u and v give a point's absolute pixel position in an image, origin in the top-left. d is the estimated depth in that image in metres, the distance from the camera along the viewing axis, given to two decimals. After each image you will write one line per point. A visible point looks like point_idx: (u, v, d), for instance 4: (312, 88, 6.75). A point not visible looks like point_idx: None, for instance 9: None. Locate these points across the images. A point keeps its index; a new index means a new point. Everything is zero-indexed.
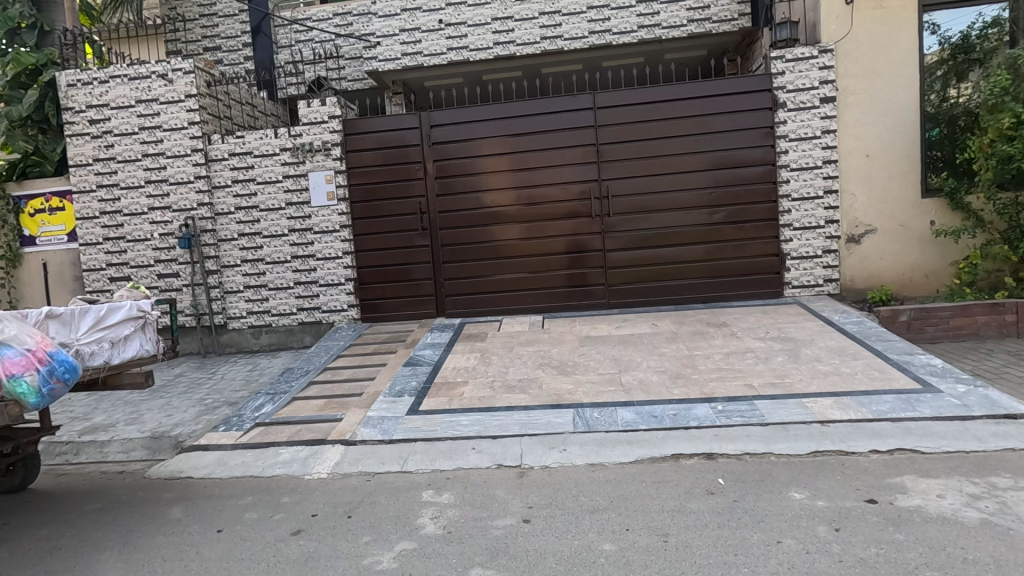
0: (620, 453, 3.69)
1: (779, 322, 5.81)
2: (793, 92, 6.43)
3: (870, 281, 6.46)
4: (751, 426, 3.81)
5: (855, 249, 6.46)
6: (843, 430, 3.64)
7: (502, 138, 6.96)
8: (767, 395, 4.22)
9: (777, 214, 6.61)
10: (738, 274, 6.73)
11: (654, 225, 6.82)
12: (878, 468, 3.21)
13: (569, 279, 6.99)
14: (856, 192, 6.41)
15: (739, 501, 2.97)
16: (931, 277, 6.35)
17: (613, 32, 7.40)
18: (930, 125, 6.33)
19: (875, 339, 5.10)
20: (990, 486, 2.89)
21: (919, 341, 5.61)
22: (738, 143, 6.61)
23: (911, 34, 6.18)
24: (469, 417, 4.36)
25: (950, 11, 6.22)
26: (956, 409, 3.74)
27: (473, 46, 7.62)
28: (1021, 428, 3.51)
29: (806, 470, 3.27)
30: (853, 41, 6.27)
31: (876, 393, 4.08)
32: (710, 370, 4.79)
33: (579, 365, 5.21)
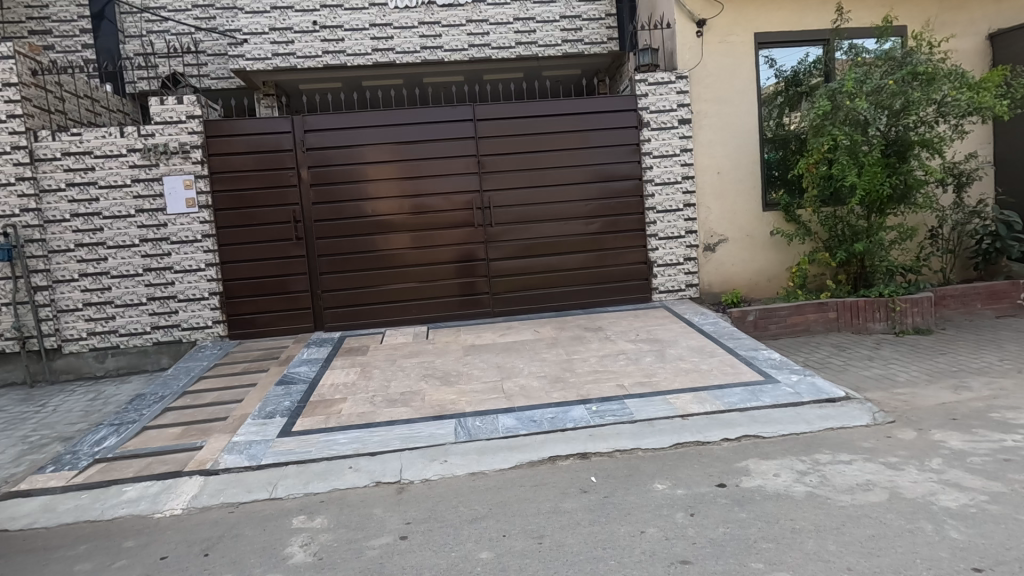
0: (500, 459, 3.74)
1: (648, 325, 6.25)
2: (655, 113, 6.99)
3: (725, 285, 7.20)
4: (621, 424, 4.04)
5: (711, 257, 7.15)
6: (700, 422, 3.99)
7: (385, 145, 6.81)
8: (636, 394, 4.51)
9: (644, 226, 7.13)
10: (613, 281, 7.16)
11: (537, 235, 7.03)
12: (728, 455, 3.55)
13: (456, 288, 6.98)
14: (711, 206, 7.10)
15: (609, 497, 3.13)
16: (772, 280, 7.21)
17: (492, 46, 7.55)
18: (769, 148, 7.22)
19: (728, 337, 5.67)
20: (814, 462, 3.32)
21: (764, 338, 6.33)
22: (610, 158, 7.05)
23: (751, 68, 7.03)
24: (347, 434, 4.17)
25: (783, 49, 7.12)
26: (790, 396, 4.27)
27: (350, 51, 7.42)
28: (839, 409, 4.08)
29: (669, 462, 3.53)
30: (704, 70, 6.98)
31: (727, 386, 4.53)
32: (587, 372, 5.03)
33: (463, 374, 5.21)
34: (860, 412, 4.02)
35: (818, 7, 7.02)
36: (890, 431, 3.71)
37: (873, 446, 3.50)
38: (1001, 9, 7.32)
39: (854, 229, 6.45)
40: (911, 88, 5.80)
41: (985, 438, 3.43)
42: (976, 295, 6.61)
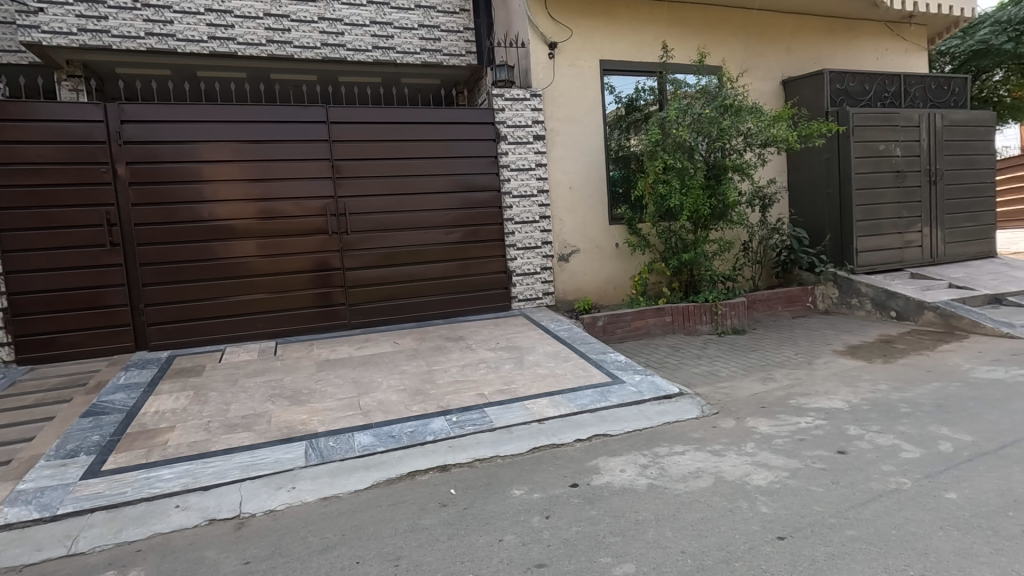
0: (355, 480, 3.53)
1: (507, 333, 6.39)
2: (511, 127, 7.22)
3: (578, 293, 7.67)
4: (480, 433, 4.06)
5: (565, 266, 7.58)
6: (555, 425, 4.16)
7: (225, 143, 6.16)
8: (495, 402, 4.56)
9: (502, 236, 7.28)
10: (474, 289, 7.22)
11: (396, 244, 6.85)
12: (580, 455, 3.73)
13: (308, 299, 6.52)
14: (563, 218, 7.55)
15: (469, 508, 3.11)
16: (617, 287, 7.88)
17: (347, 48, 7.20)
18: (616, 167, 7.90)
19: (580, 343, 6.01)
20: (655, 455, 3.62)
21: (612, 341, 6.82)
22: (469, 168, 7.13)
23: (596, 92, 7.67)
24: (174, 468, 3.65)
25: (621, 78, 7.88)
26: (633, 395, 4.63)
27: (180, 36, 6.60)
28: (674, 405, 4.51)
29: (526, 467, 3.61)
30: (555, 90, 7.47)
31: (580, 389, 4.78)
32: (447, 383, 4.98)
33: (314, 392, 4.85)
34: (691, 406, 4.49)
35: (651, 42, 7.91)
36: (714, 421, 4.18)
37: (702, 436, 3.91)
38: (790, 60, 8.80)
39: (684, 242, 7.23)
40: (722, 119, 6.68)
41: (785, 421, 4.01)
42: (777, 300, 7.78)
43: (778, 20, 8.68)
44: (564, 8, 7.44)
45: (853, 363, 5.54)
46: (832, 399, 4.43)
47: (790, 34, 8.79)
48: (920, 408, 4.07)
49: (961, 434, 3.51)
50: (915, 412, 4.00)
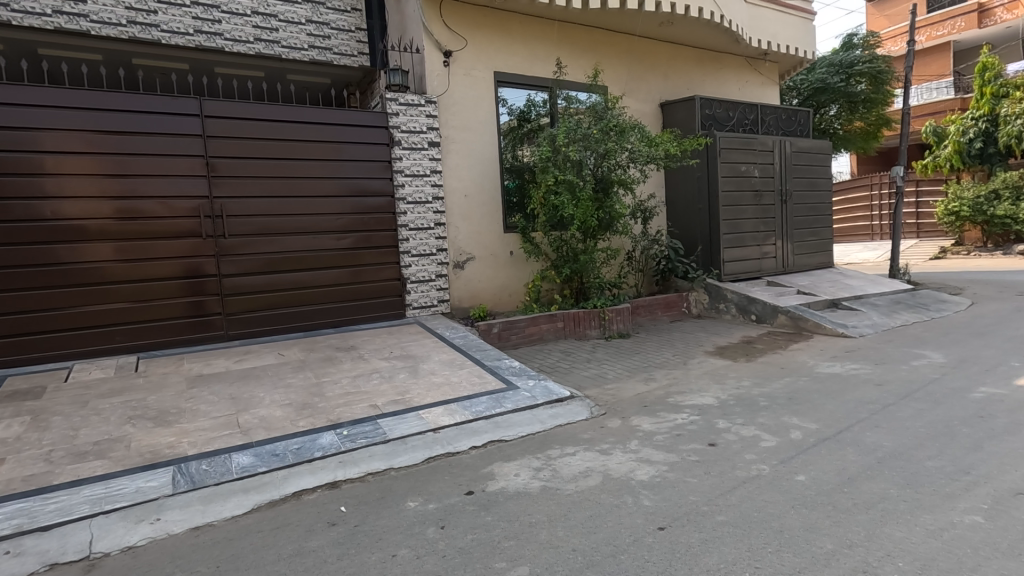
0: (233, 505, 3.25)
1: (402, 341, 6.26)
2: (405, 133, 7.08)
3: (473, 300, 7.72)
4: (372, 445, 3.92)
5: (461, 274, 7.60)
6: (450, 433, 4.14)
7: (75, 133, 5.43)
8: (389, 412, 4.43)
9: (396, 243, 7.12)
10: (366, 297, 6.97)
11: (281, 249, 6.44)
12: (475, 462, 3.74)
13: (178, 308, 5.92)
14: (459, 226, 7.58)
15: (360, 525, 2.99)
16: (512, 294, 8.04)
17: (224, 37, 6.66)
18: (509, 177, 8.08)
19: (475, 350, 6.03)
20: (547, 457, 3.73)
21: (506, 347, 6.93)
22: (361, 172, 6.90)
23: (490, 103, 7.81)
24: (2, 509, 3.11)
25: (515, 90, 8.10)
26: (527, 400, 4.74)
27: (15, 6, 5.67)
28: (566, 408, 4.70)
29: (421, 477, 3.55)
30: (451, 98, 7.48)
31: (475, 396, 4.80)
32: (337, 395, 4.75)
33: (184, 411, 4.39)
34: (581, 408, 4.69)
35: (543, 57, 8.23)
36: (602, 422, 4.40)
37: (591, 436, 4.10)
38: (666, 85, 9.58)
39: (574, 251, 7.52)
40: (609, 136, 7.09)
41: (664, 418, 4.33)
42: (656, 305, 8.39)
43: (656, 47, 9.43)
44: (459, 18, 7.52)
45: (722, 362, 6.11)
46: (704, 396, 4.85)
47: (667, 61, 9.58)
48: (776, 400, 4.58)
49: (808, 422, 4.00)
50: (772, 404, 4.50)
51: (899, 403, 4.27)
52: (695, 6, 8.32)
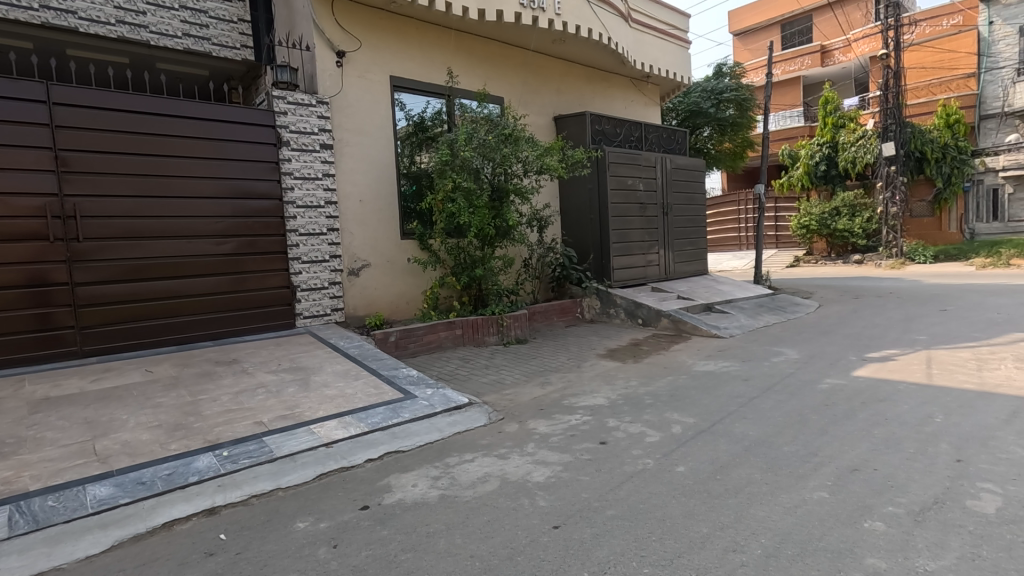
0: (88, 543, 2.87)
1: (291, 352, 5.91)
2: (294, 133, 6.73)
3: (369, 308, 7.50)
4: (257, 465, 3.66)
5: (355, 281, 7.35)
6: (344, 447, 3.98)
7: None
8: (276, 429, 4.16)
9: (285, 248, 6.71)
10: (251, 307, 6.49)
11: (149, 254, 5.82)
12: (370, 475, 3.62)
13: (19, 322, 5.12)
14: (353, 231, 7.33)
15: (243, 553, 2.77)
16: (410, 302, 7.92)
17: (79, 16, 5.95)
18: (407, 182, 7.97)
19: (371, 359, 5.85)
20: (446, 465, 3.71)
21: (404, 356, 6.80)
22: (245, 173, 6.44)
23: (386, 107, 7.66)
24: None
25: (411, 96, 8.02)
26: (425, 409, 4.69)
27: None
28: (464, 415, 4.71)
29: (311, 496, 3.37)
30: (344, 100, 7.24)
31: (371, 407, 4.65)
32: (217, 413, 4.38)
33: (25, 440, 3.81)
34: (480, 415, 4.72)
35: (439, 65, 8.24)
36: (500, 426, 4.46)
37: (489, 442, 4.14)
38: (559, 100, 9.99)
39: (473, 259, 7.55)
40: (505, 144, 7.22)
41: (559, 420, 4.47)
42: (552, 311, 8.68)
43: (549, 63, 9.81)
44: (353, 18, 7.31)
45: (612, 364, 6.46)
46: (596, 397, 5.09)
47: (559, 77, 10.00)
48: (659, 398, 4.92)
49: (687, 417, 4.34)
50: (656, 402, 4.82)
51: (762, 396, 4.77)
52: (585, 26, 8.78)
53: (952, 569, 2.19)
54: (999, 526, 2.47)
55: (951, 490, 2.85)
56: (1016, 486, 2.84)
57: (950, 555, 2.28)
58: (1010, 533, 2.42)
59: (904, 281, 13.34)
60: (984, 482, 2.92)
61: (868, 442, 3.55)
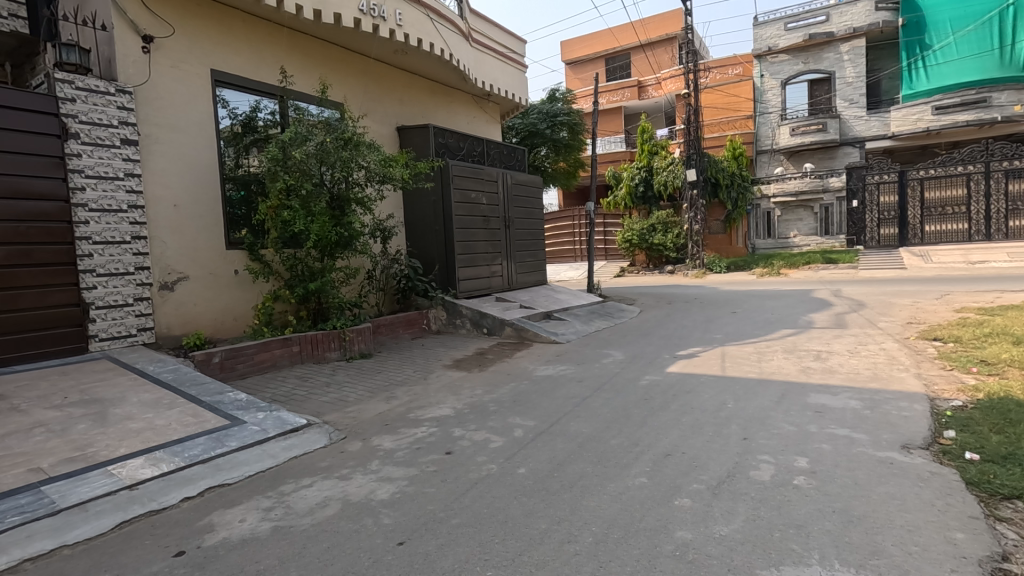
0: None
1: (82, 382, 4.99)
2: (86, 125, 5.74)
3: (186, 326, 6.64)
4: (33, 521, 3.02)
5: (169, 296, 6.47)
6: (153, 488, 3.47)
7: None
8: (60, 475, 3.47)
9: (75, 259, 5.65)
10: (26, 330, 5.34)
11: None
12: (188, 516, 3.19)
13: None
14: (165, 240, 6.46)
15: None
16: (239, 318, 7.23)
17: None
18: (233, 187, 7.28)
19: (189, 384, 5.18)
20: (279, 494, 3.42)
21: (232, 378, 6.14)
22: (17, 168, 5.31)
23: (207, 102, 6.92)
24: None
25: (236, 93, 7.36)
26: (256, 435, 4.29)
27: None
28: (301, 437, 4.41)
29: (108, 550, 2.86)
30: (153, 90, 6.38)
31: (189, 438, 4.11)
32: None
33: None
34: (319, 436, 4.45)
35: (271, 64, 7.69)
36: (342, 446, 4.24)
37: (329, 464, 3.91)
38: (402, 110, 9.93)
39: (311, 270, 7.09)
40: (344, 150, 6.95)
41: (405, 435, 4.40)
42: (398, 323, 8.54)
43: (391, 73, 9.72)
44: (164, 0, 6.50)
45: (458, 374, 6.53)
46: (442, 408, 5.10)
47: (402, 88, 9.95)
48: (502, 404, 5.09)
49: (528, 420, 4.56)
50: (499, 408, 4.99)
51: (594, 395, 5.21)
52: (427, 40, 8.86)
53: (739, 530, 2.61)
54: (772, 490, 3.00)
55: (739, 464, 3.38)
56: (783, 455, 3.48)
57: (738, 519, 2.71)
58: (780, 494, 2.95)
59: (706, 288, 15.61)
60: (762, 454, 3.52)
61: (678, 429, 4.07)
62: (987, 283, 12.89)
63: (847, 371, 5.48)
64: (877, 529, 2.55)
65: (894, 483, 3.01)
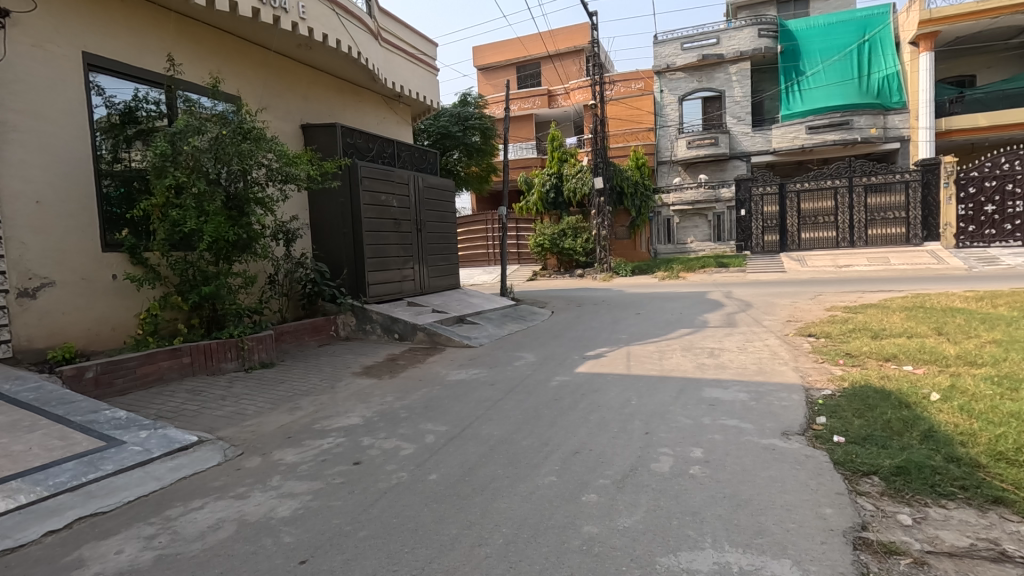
0: None
1: None
2: None
3: (52, 339, 5.90)
4: None
5: (31, 305, 5.71)
6: (8, 523, 3.04)
7: None
8: None
9: None
10: None
11: None
12: (51, 552, 2.82)
13: None
14: (26, 241, 5.71)
15: None
16: (118, 328, 6.54)
17: None
18: (111, 183, 6.59)
19: (56, 404, 4.60)
20: (164, 520, 3.12)
21: (109, 395, 5.53)
22: None
23: (79, 88, 6.22)
24: None
25: (115, 80, 6.67)
26: (137, 456, 3.90)
27: None
28: (191, 456, 4.06)
29: None
30: (10, 72, 5.63)
31: (54, 464, 3.64)
32: None
33: None
34: (212, 453, 4.13)
35: (156, 50, 7.06)
36: (238, 463, 3.95)
37: (223, 483, 3.63)
38: (306, 107, 9.50)
39: (204, 274, 6.57)
40: (241, 145, 6.52)
41: (308, 447, 4.18)
42: (303, 330, 8.13)
43: (294, 67, 9.28)
44: None
45: (368, 381, 6.32)
46: (350, 417, 4.91)
47: (306, 84, 9.53)
48: (414, 410, 5.00)
49: (440, 425, 4.51)
50: (410, 415, 4.89)
51: (505, 397, 5.25)
52: (332, 36, 8.54)
53: (640, 521, 2.74)
54: (671, 480, 3.19)
55: (641, 457, 3.55)
56: (681, 446, 3.71)
57: (640, 510, 2.85)
58: (677, 484, 3.13)
59: (612, 291, 16.32)
60: (662, 447, 3.72)
61: (585, 427, 4.22)
62: (851, 283, 14.57)
63: (736, 366, 5.94)
64: (761, 510, 2.78)
65: (776, 467, 3.30)
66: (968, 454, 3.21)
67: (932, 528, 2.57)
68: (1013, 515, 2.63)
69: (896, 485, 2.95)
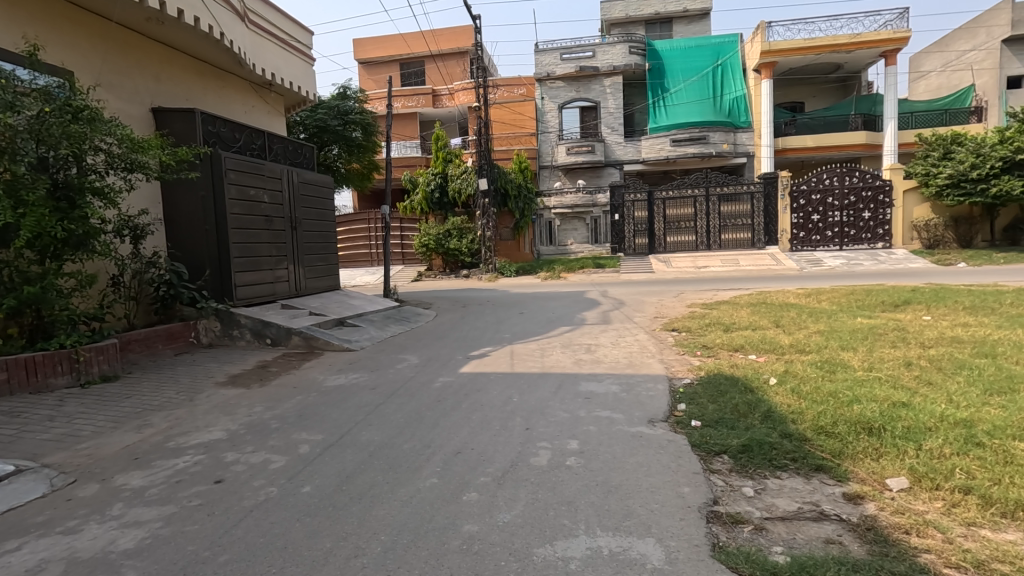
0: None
1: None
2: None
3: None
4: None
5: None
6: None
7: None
8: None
9: None
10: None
11: None
12: None
13: None
14: None
15: None
16: None
17: None
18: None
19: None
20: None
21: None
22: None
23: None
24: None
25: None
26: None
27: None
28: (6, 489, 3.44)
29: None
30: None
31: None
32: None
33: None
34: (35, 484, 3.54)
35: None
36: (69, 493, 3.42)
37: (47, 517, 3.12)
38: (156, 89, 8.52)
39: (24, 276, 5.63)
40: (70, 125, 5.63)
41: (159, 468, 3.74)
42: (155, 337, 7.30)
43: (141, 44, 8.28)
44: None
45: (234, 391, 5.80)
46: (212, 431, 4.47)
47: (157, 63, 8.56)
48: (286, 420, 4.68)
49: (315, 434, 4.27)
50: (282, 425, 4.57)
51: (387, 401, 5.10)
52: (189, 13, 7.62)
53: (519, 515, 2.80)
54: (548, 473, 3.30)
55: (521, 453, 3.64)
56: (558, 439, 3.85)
57: (519, 504, 2.91)
58: (554, 476, 3.26)
59: (496, 291, 16.55)
60: (541, 441, 3.85)
61: (467, 427, 4.23)
62: (708, 283, 16.19)
63: (610, 360, 6.31)
64: (630, 494, 2.98)
65: (643, 453, 3.56)
66: (798, 430, 3.70)
67: (769, 497, 2.93)
68: (830, 480, 3.07)
69: (741, 462, 3.32)
